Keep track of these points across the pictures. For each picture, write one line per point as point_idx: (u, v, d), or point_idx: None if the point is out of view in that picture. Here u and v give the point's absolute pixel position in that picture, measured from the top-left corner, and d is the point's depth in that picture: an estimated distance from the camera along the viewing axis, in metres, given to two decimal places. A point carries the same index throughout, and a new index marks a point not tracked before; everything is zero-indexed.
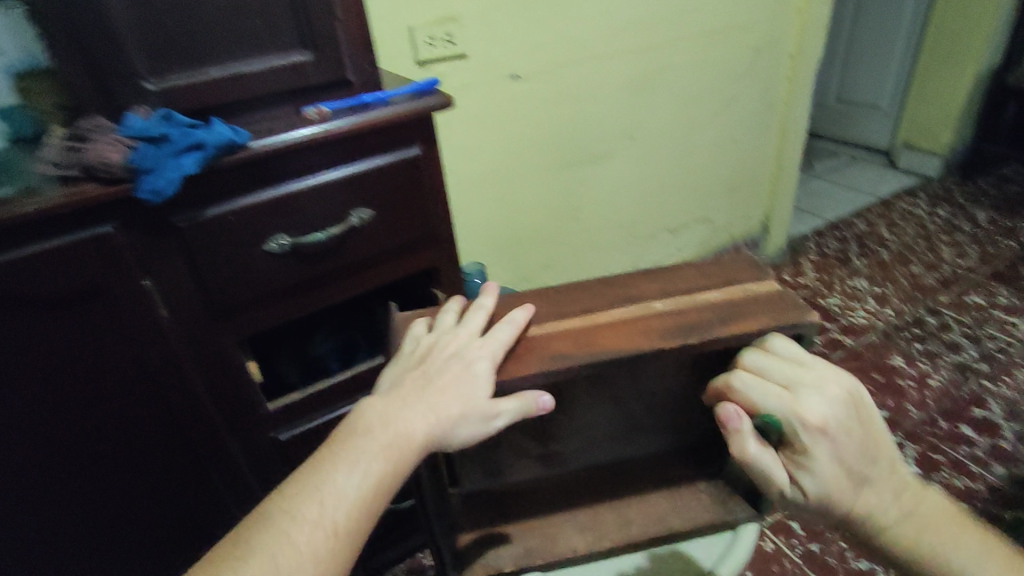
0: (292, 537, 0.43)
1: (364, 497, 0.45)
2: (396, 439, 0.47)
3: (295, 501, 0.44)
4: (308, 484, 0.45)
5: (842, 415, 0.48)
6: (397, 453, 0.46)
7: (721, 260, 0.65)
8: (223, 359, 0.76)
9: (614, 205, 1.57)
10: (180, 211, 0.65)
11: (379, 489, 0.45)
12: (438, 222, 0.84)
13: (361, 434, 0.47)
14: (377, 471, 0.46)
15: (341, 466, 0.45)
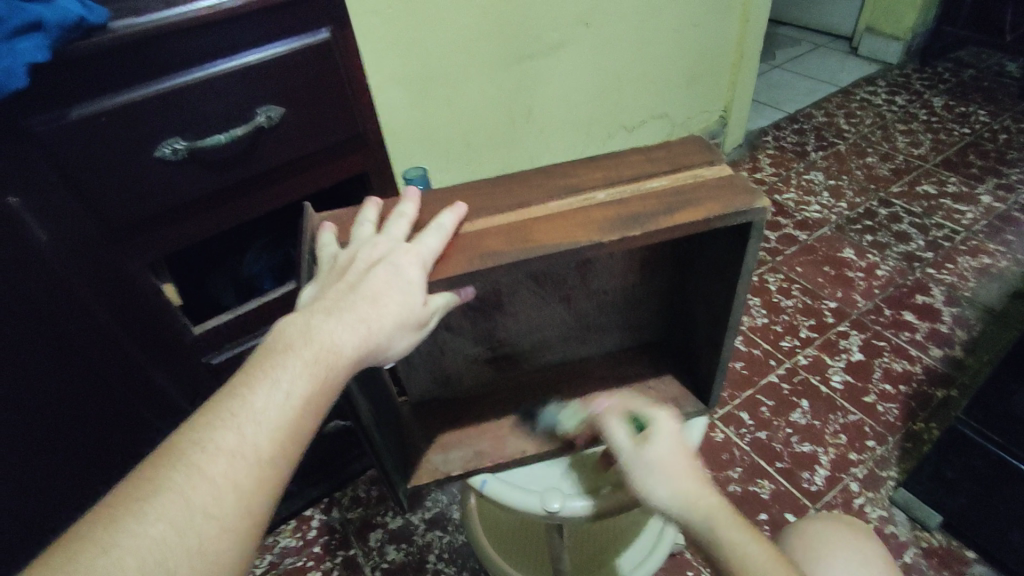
0: (205, 469, 0.36)
1: (290, 417, 0.39)
2: (322, 354, 0.40)
3: (204, 431, 0.37)
4: (218, 413, 0.38)
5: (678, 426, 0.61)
6: (324, 367, 0.40)
7: (671, 146, 0.59)
8: (128, 282, 0.68)
9: (567, 101, 1.47)
10: (37, 111, 0.55)
11: (306, 410, 0.39)
12: (362, 120, 0.75)
13: (281, 352, 0.40)
14: (302, 386, 0.39)
15: (258, 388, 0.39)
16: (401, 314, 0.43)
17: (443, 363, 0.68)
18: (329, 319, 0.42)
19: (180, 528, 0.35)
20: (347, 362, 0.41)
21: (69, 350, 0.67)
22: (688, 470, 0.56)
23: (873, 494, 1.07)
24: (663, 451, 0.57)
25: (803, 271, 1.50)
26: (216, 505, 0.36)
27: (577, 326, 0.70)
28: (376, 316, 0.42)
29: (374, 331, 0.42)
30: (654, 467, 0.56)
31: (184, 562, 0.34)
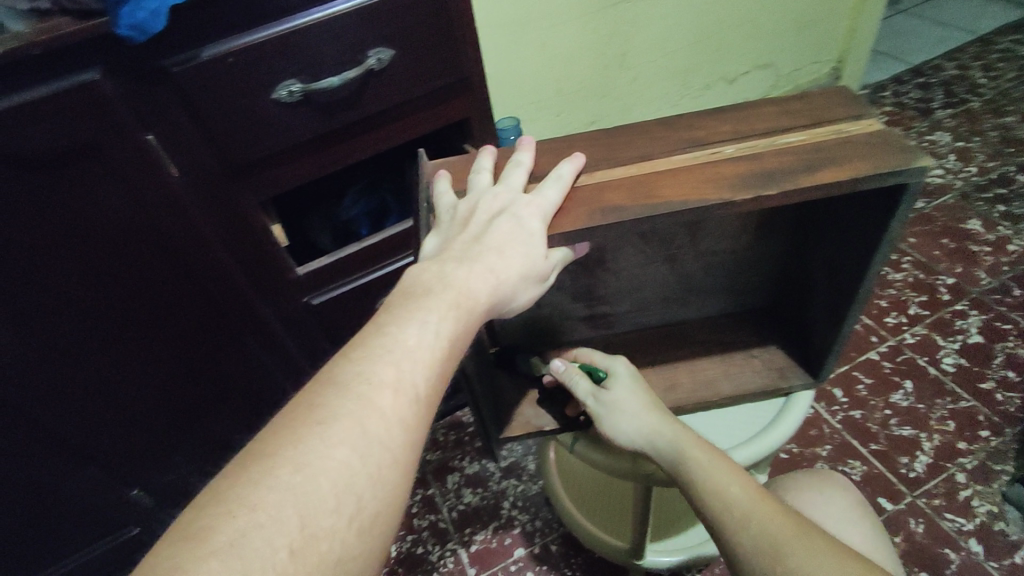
0: (375, 400, 0.37)
1: (440, 356, 0.39)
2: (457, 301, 0.41)
3: (365, 363, 0.38)
4: (375, 348, 0.39)
5: (633, 372, 0.62)
6: (464, 311, 0.41)
7: (809, 95, 0.53)
8: (245, 221, 0.72)
9: (667, 49, 1.38)
10: (174, 52, 0.57)
11: (454, 349, 0.40)
12: (467, 64, 0.73)
13: (421, 295, 0.41)
14: (445, 329, 0.40)
15: (408, 327, 0.40)
16: (527, 267, 0.43)
17: (541, 317, 0.68)
18: (459, 269, 0.42)
19: (360, 455, 0.35)
20: (481, 310, 0.42)
21: (191, 278, 0.71)
22: (645, 403, 0.60)
23: (981, 488, 0.99)
24: (626, 402, 0.59)
25: (918, 242, 1.37)
26: (389, 435, 0.36)
27: (681, 288, 0.67)
28: (503, 267, 0.42)
29: (502, 284, 0.42)
30: (617, 406, 0.59)
31: (368, 488, 0.35)
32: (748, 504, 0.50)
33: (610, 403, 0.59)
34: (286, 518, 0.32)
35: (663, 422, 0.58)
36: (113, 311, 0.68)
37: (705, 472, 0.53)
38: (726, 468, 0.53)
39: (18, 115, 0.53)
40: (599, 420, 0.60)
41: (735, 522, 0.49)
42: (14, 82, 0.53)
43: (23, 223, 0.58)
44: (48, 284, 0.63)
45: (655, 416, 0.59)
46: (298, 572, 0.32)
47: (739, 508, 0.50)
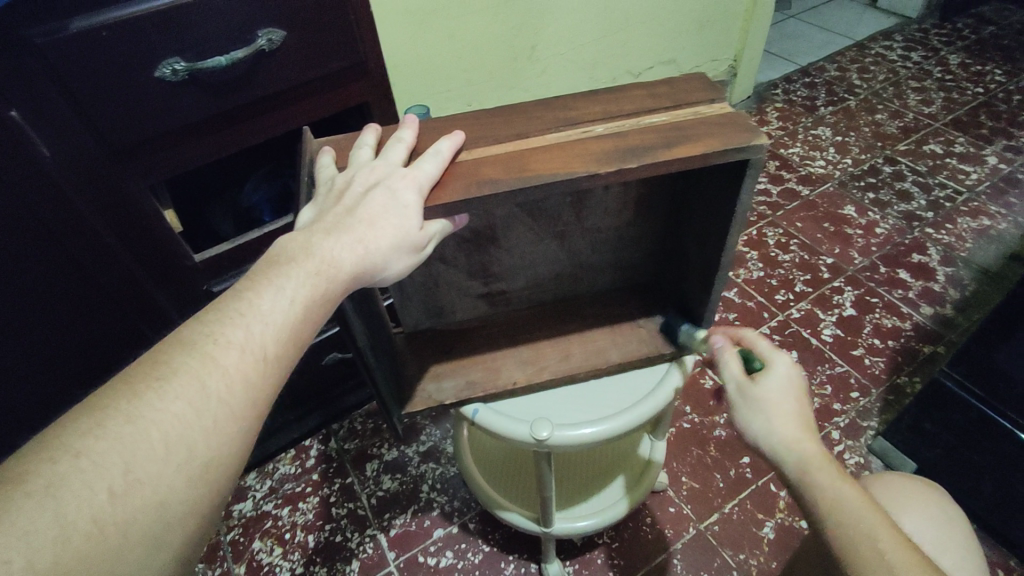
0: (218, 359, 0.38)
1: (295, 321, 0.41)
2: (320, 268, 0.42)
3: (215, 324, 0.39)
4: (229, 311, 0.40)
5: (794, 377, 0.59)
6: (327, 278, 0.42)
7: (674, 81, 0.59)
8: (133, 206, 0.70)
9: (574, 43, 1.43)
10: (38, 24, 0.55)
11: (308, 317, 0.42)
12: (363, 49, 0.75)
13: (284, 263, 0.42)
14: (304, 293, 0.42)
15: (267, 293, 0.41)
16: (397, 239, 0.44)
17: (440, 294, 0.70)
18: (328, 240, 0.43)
19: (193, 404, 0.37)
20: (347, 279, 0.43)
21: (71, 264, 0.70)
22: (794, 410, 0.57)
23: (853, 442, 1.11)
24: (773, 396, 0.57)
25: (803, 226, 1.50)
26: (229, 392, 0.38)
27: (572, 263, 0.71)
28: (372, 238, 0.44)
29: (372, 254, 0.44)
30: (762, 402, 0.57)
31: (201, 439, 0.36)
32: (887, 549, 0.47)
33: (755, 394, 0.58)
34: (112, 465, 0.34)
35: (804, 435, 0.55)
36: None
37: (838, 497, 0.51)
38: (863, 502, 0.50)
39: None
40: (737, 409, 0.59)
41: (859, 559, 0.48)
42: None
43: None
44: None
45: (799, 423, 0.56)
46: (117, 513, 0.33)
47: (875, 550, 0.47)
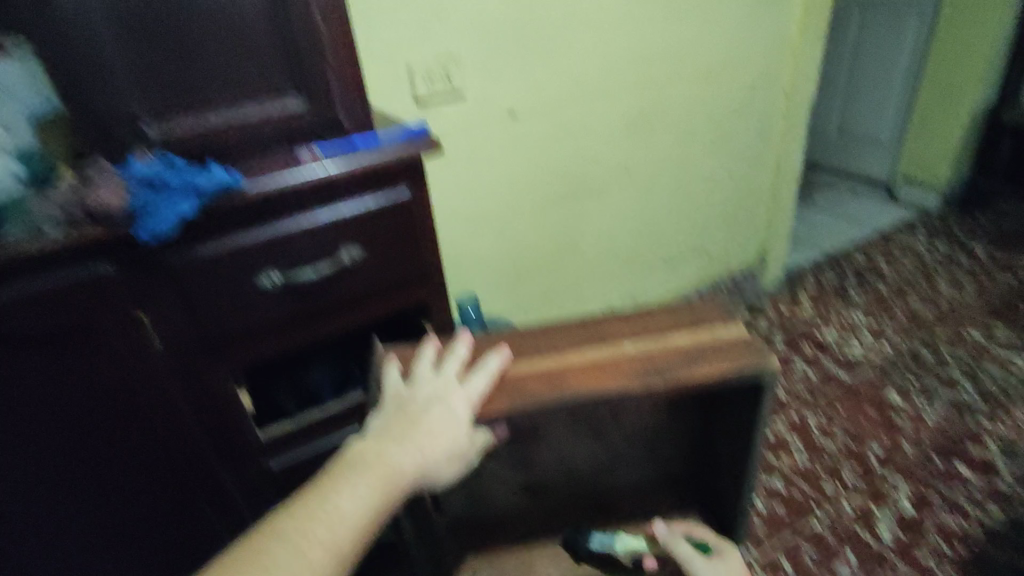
0: (303, 556, 0.41)
1: (370, 520, 0.45)
2: (390, 473, 0.47)
3: (302, 521, 0.43)
4: (313, 509, 0.44)
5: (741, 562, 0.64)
6: (393, 483, 0.47)
7: (694, 303, 0.67)
8: (215, 391, 0.80)
9: (610, 237, 1.60)
10: (175, 250, 0.70)
11: (379, 517, 0.45)
12: (427, 260, 0.88)
13: (360, 465, 0.47)
14: (373, 497, 0.46)
15: (346, 494, 0.45)
16: (450, 449, 0.51)
17: (483, 485, 0.73)
18: (395, 446, 0.49)
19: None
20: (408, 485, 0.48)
21: (153, 439, 0.79)
22: None
23: None
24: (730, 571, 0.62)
25: (847, 411, 1.48)
26: None
27: (609, 460, 0.74)
28: (432, 446, 0.50)
29: (430, 462, 0.49)
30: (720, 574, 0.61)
31: None
32: None
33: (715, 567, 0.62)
34: None
35: None
36: (73, 466, 0.76)
37: None
38: None
39: (38, 298, 0.65)
40: None
41: None
42: (35, 272, 0.64)
43: (26, 379, 0.69)
44: (29, 432, 0.71)
45: None
46: None
47: None
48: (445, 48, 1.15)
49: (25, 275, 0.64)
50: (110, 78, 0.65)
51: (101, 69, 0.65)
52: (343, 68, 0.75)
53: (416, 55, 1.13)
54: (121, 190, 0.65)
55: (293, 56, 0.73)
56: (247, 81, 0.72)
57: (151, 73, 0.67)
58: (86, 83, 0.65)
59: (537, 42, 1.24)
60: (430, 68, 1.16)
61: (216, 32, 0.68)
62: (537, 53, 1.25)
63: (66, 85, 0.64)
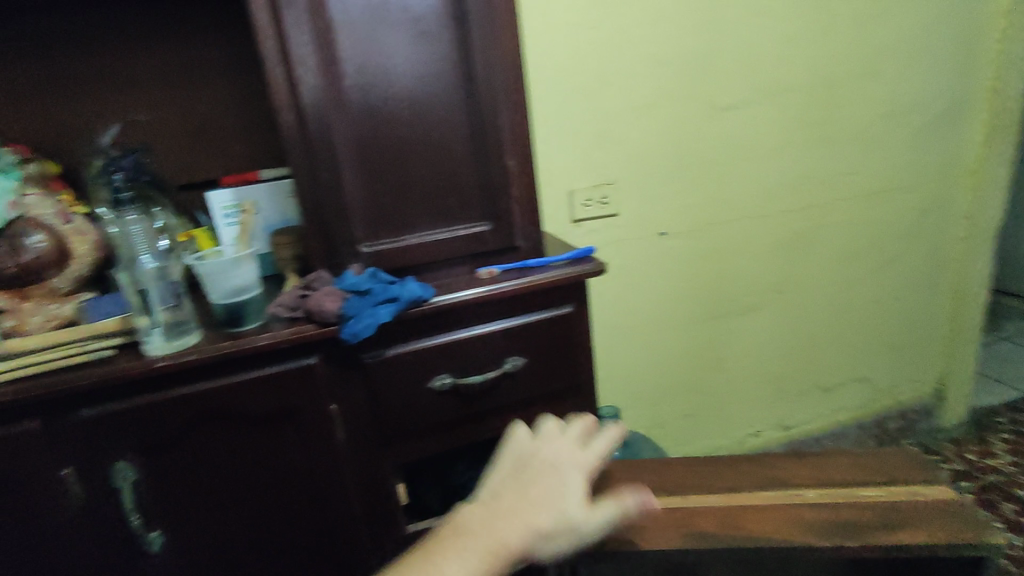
0: None
1: None
2: (493, 544, 0.44)
3: None
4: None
5: None
6: (497, 551, 0.43)
7: (879, 454, 0.62)
8: (380, 480, 0.87)
9: (760, 357, 1.52)
10: (370, 349, 0.80)
11: None
12: (582, 374, 0.91)
13: (462, 533, 0.45)
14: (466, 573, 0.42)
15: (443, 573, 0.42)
16: (561, 516, 0.46)
17: None
18: (487, 521, 0.45)
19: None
20: (513, 555, 0.44)
21: (323, 519, 0.85)
22: None
23: None
24: None
25: None
26: None
27: None
28: (541, 516, 0.46)
29: (545, 522, 0.45)
30: None
31: None
32: None
33: None
34: None
35: None
36: (258, 537, 0.83)
37: None
38: None
39: (259, 383, 0.76)
40: None
41: None
42: (261, 360, 0.76)
43: (236, 454, 0.79)
44: (229, 501, 0.80)
45: None
46: None
47: None
48: (605, 174, 1.25)
49: (253, 362, 0.76)
50: (345, 206, 0.79)
51: (338, 199, 0.78)
52: (524, 198, 0.85)
53: (577, 181, 1.23)
54: (336, 298, 0.76)
55: (485, 189, 0.84)
56: (446, 210, 0.83)
57: (371, 206, 0.80)
58: (326, 211, 0.78)
59: (691, 169, 1.29)
60: (590, 192, 1.25)
61: (425, 172, 0.81)
62: (691, 178, 1.30)
63: (310, 211, 0.78)
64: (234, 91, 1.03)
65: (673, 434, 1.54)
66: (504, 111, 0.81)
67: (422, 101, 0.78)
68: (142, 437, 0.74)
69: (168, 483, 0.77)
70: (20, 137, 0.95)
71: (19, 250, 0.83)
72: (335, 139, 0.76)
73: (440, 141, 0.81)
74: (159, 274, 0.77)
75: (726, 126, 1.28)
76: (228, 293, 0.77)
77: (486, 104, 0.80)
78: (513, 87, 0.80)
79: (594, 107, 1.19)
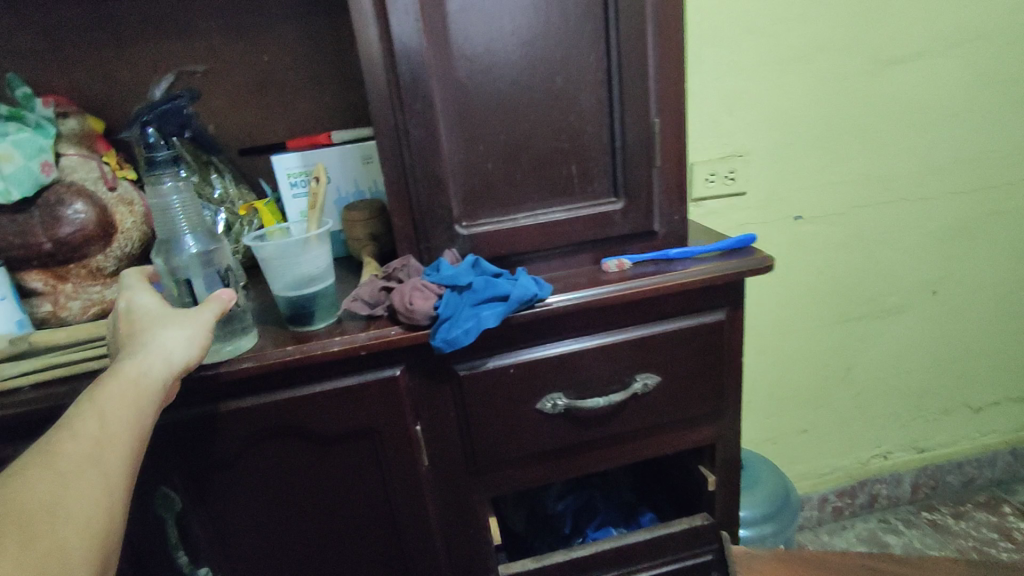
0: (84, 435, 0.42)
1: (133, 400, 0.46)
2: (148, 362, 0.48)
3: (108, 412, 0.44)
4: (99, 403, 0.44)
5: None
6: (151, 366, 0.48)
7: None
8: (468, 513, 0.71)
9: (898, 367, 1.28)
10: (466, 359, 0.62)
11: (140, 397, 0.46)
12: (726, 396, 0.71)
13: (133, 362, 0.48)
14: (134, 401, 0.46)
15: (119, 396, 0.45)
16: (191, 335, 0.52)
17: None
18: (138, 357, 0.48)
19: (73, 522, 0.38)
20: (169, 367, 0.49)
21: (400, 558, 0.70)
22: None
23: None
24: None
25: None
26: (97, 461, 0.41)
27: None
28: (163, 330, 0.51)
29: (164, 329, 0.51)
30: None
31: (96, 501, 0.40)
32: None
33: None
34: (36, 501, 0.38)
35: None
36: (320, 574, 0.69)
37: None
38: None
39: (331, 398, 0.61)
40: None
41: None
42: (332, 369, 0.60)
43: (299, 481, 0.64)
44: (288, 534, 0.66)
45: None
46: (38, 550, 0.36)
47: None
48: (736, 143, 1.02)
49: (322, 371, 0.60)
50: (441, 175, 0.61)
51: (432, 165, 0.60)
52: (668, 167, 0.65)
53: (702, 150, 1.01)
54: (427, 294, 0.58)
55: (619, 155, 0.64)
56: (566, 183, 0.64)
57: (472, 175, 0.62)
58: (417, 180, 0.61)
59: (843, 138, 1.05)
60: (715, 164, 1.03)
61: (543, 132, 0.62)
62: (841, 149, 1.05)
63: (397, 181, 0.61)
64: (301, 34, 0.86)
65: (786, 451, 1.32)
66: (654, 51, 0.60)
67: (545, 37, 0.59)
68: (188, 461, 0.60)
69: (218, 512, 0.63)
70: (63, 89, 0.82)
71: (55, 224, 0.69)
72: (431, 84, 0.58)
73: (564, 89, 0.61)
74: (202, 261, 0.61)
75: (892, 84, 1.02)
76: (295, 283, 0.61)
77: (631, 40, 0.60)
78: (669, 18, 0.59)
79: (730, 58, 0.96)
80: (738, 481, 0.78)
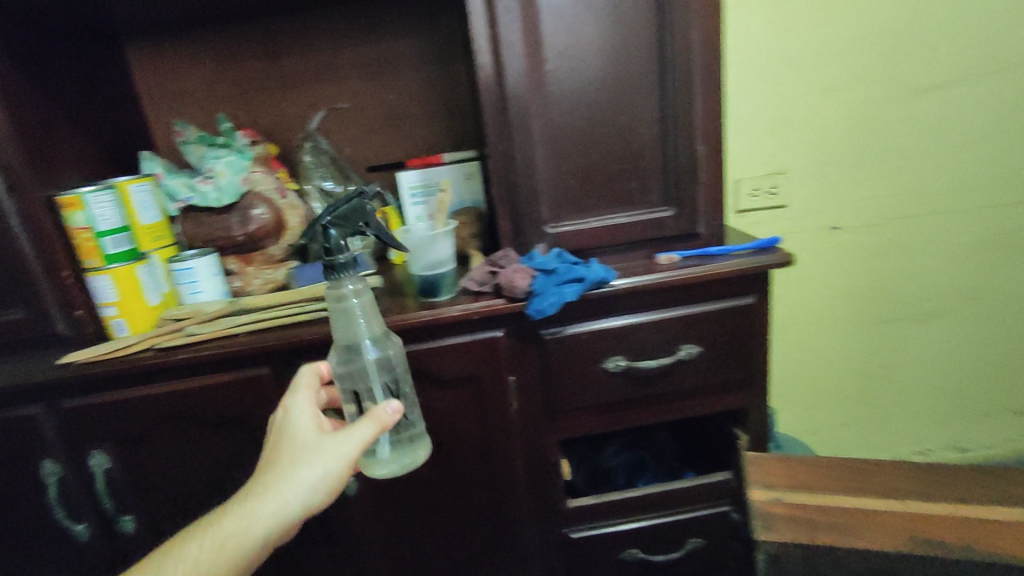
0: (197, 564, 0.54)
1: (250, 539, 0.56)
2: (276, 502, 0.57)
3: (225, 549, 0.55)
4: (219, 536, 0.56)
5: None
6: (276, 506, 0.56)
7: None
8: (544, 450, 0.91)
9: (934, 368, 1.39)
10: (549, 326, 0.83)
11: (257, 537, 0.56)
12: (756, 366, 0.88)
13: (261, 498, 0.57)
14: (250, 539, 0.56)
15: (240, 534, 0.55)
16: (324, 475, 0.58)
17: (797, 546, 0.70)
18: (269, 495, 0.57)
19: None
20: (293, 506, 0.57)
21: (490, 482, 0.91)
22: None
23: None
24: None
25: None
26: None
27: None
28: (306, 463, 0.58)
29: (306, 460, 0.58)
30: None
31: None
32: None
33: None
34: None
35: None
36: (429, 491, 0.91)
37: None
38: None
39: (451, 351, 0.82)
40: None
41: None
42: (452, 329, 0.82)
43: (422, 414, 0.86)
44: None
45: None
46: None
47: None
48: (776, 163, 1.19)
49: (445, 330, 0.82)
50: (535, 188, 0.82)
51: (529, 181, 0.82)
52: (710, 183, 0.84)
53: (746, 169, 1.19)
54: (525, 275, 0.79)
55: (671, 174, 0.84)
56: (630, 195, 0.84)
57: (558, 188, 0.83)
58: (518, 192, 0.82)
59: (874, 159, 1.19)
60: (759, 181, 1.19)
61: (613, 156, 0.82)
62: (873, 168, 1.20)
63: (503, 193, 0.83)
64: (420, 79, 1.10)
65: (826, 441, 1.45)
66: (699, 97, 0.80)
67: (616, 88, 0.80)
68: None
69: None
70: (248, 124, 1.10)
71: (248, 221, 0.95)
72: (531, 122, 0.80)
73: (629, 124, 0.81)
74: (377, 367, 0.64)
75: (920, 112, 1.16)
76: (427, 267, 0.84)
77: (682, 89, 0.79)
78: (712, 71, 0.78)
79: (770, 92, 1.14)
80: (766, 441, 0.94)
